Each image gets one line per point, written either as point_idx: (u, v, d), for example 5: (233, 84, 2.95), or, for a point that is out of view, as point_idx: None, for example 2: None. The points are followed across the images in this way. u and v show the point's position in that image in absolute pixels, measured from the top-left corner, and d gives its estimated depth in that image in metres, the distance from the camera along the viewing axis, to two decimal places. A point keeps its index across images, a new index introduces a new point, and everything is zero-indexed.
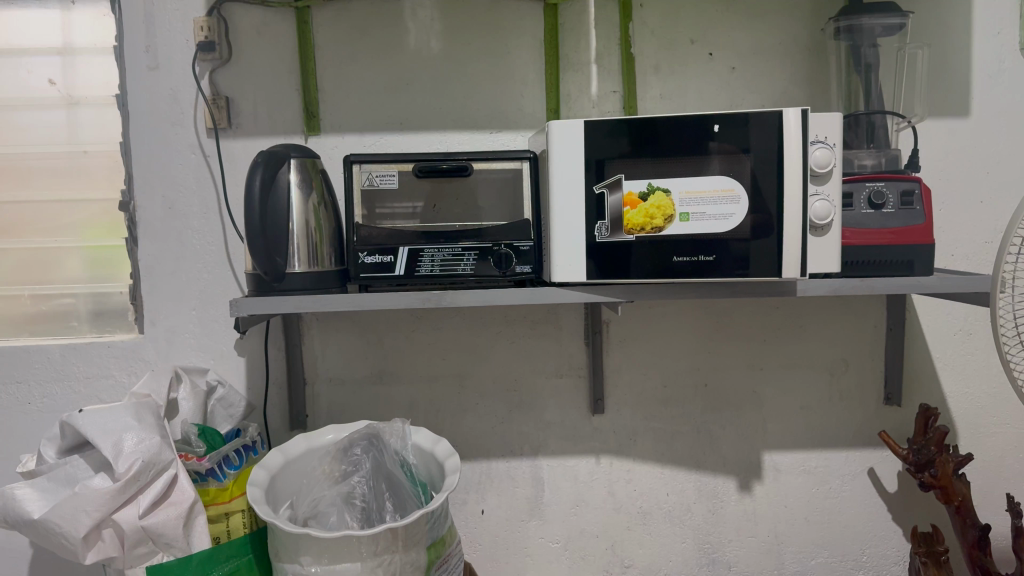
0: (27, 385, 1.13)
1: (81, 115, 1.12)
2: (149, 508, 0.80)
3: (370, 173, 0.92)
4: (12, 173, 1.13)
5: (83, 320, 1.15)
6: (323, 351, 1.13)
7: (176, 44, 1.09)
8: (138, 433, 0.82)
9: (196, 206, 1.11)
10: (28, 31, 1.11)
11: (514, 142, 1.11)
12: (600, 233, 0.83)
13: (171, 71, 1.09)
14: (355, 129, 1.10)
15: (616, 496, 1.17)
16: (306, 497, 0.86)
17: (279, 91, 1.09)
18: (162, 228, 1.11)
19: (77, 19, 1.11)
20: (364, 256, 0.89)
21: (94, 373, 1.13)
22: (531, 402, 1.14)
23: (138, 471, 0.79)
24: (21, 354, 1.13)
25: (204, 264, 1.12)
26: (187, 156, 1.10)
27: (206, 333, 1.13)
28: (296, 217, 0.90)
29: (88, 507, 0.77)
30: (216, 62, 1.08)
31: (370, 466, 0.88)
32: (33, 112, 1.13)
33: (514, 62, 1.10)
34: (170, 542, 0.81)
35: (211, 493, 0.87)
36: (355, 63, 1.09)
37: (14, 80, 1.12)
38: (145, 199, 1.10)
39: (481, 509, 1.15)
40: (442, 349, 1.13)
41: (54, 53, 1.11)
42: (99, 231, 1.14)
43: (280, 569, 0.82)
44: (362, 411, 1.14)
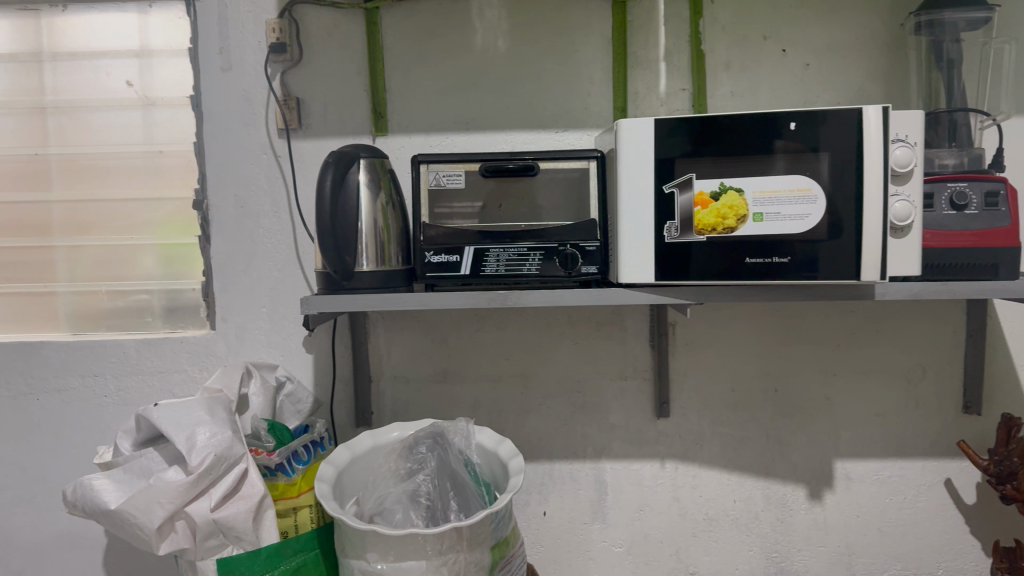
0: (103, 378, 1.17)
1: (157, 116, 1.16)
2: (220, 501, 0.81)
3: (437, 173, 0.92)
4: (93, 173, 1.18)
5: (156, 315, 1.18)
6: (388, 349, 1.14)
7: (249, 46, 1.11)
8: (210, 427, 0.83)
9: (267, 205, 1.13)
10: (108, 35, 1.16)
11: (580, 141, 1.09)
12: (669, 234, 0.82)
13: (244, 72, 1.11)
14: (423, 129, 1.10)
15: (682, 501, 1.15)
16: (372, 494, 0.87)
17: (348, 91, 1.10)
18: (234, 227, 1.13)
19: (153, 22, 1.15)
20: (431, 255, 0.90)
21: (167, 367, 1.16)
22: (596, 404, 1.13)
23: (210, 465, 0.80)
24: (99, 348, 1.16)
25: (273, 262, 1.13)
26: (259, 156, 1.12)
27: (276, 330, 1.14)
28: (365, 216, 0.91)
29: (162, 499, 0.78)
30: (287, 64, 1.10)
31: (435, 465, 0.88)
32: (111, 114, 1.17)
33: (581, 60, 1.08)
34: (240, 535, 0.82)
35: (280, 487, 0.88)
36: (423, 63, 1.09)
37: (95, 83, 1.17)
38: (218, 199, 1.13)
39: (544, 511, 1.15)
40: (506, 349, 1.13)
41: (131, 55, 1.15)
42: (172, 228, 1.17)
43: (347, 565, 0.82)
44: (427, 410, 1.14)
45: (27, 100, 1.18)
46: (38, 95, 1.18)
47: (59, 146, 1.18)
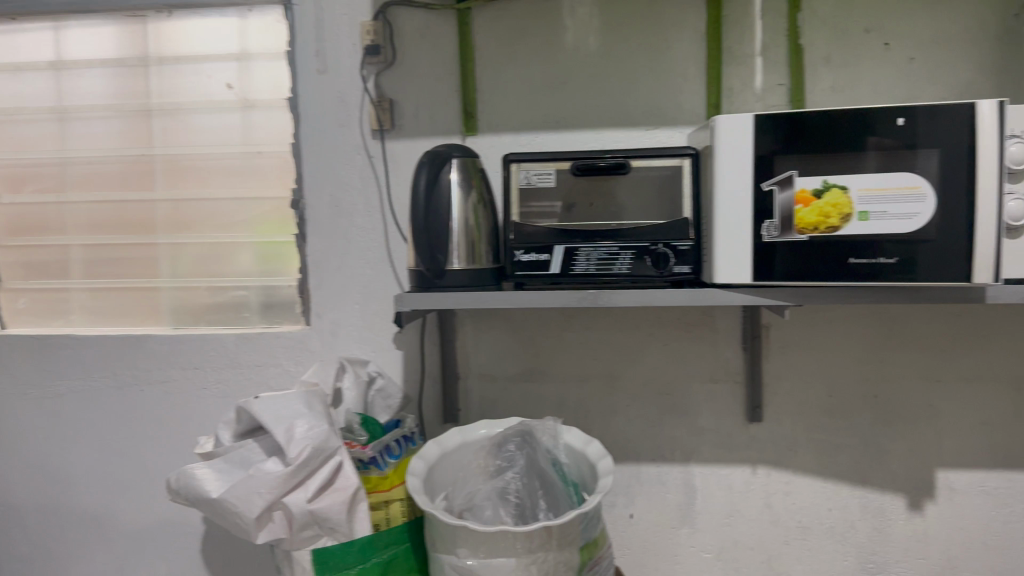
0: (203, 371, 1.21)
1: (256, 119, 1.22)
2: (317, 493, 0.83)
3: (527, 172, 0.92)
4: (196, 174, 1.24)
5: (253, 311, 1.24)
6: (476, 346, 1.15)
7: (344, 48, 1.13)
8: (308, 420, 0.85)
9: (360, 204, 1.15)
10: (210, 40, 1.22)
11: (671, 139, 1.08)
12: (768, 233, 0.80)
13: (339, 74, 1.14)
14: (513, 129, 1.11)
15: (774, 508, 1.12)
16: (462, 490, 0.88)
17: (439, 92, 1.12)
18: (328, 225, 1.16)
19: (252, 26, 1.21)
20: (521, 253, 0.90)
21: (264, 361, 1.20)
22: (686, 406, 1.11)
23: (307, 457, 0.82)
24: (200, 342, 1.20)
25: (365, 260, 1.16)
26: (353, 157, 1.15)
27: (367, 327, 1.17)
28: (457, 215, 0.91)
29: (261, 489, 0.80)
30: (381, 66, 1.12)
31: (524, 463, 0.87)
32: (213, 117, 1.23)
33: (674, 56, 1.07)
34: (335, 527, 0.84)
35: (373, 480, 0.90)
36: (514, 63, 1.10)
37: (197, 86, 1.23)
38: (314, 198, 1.16)
39: (630, 513, 1.14)
40: (594, 349, 1.12)
41: (231, 59, 1.22)
42: (270, 227, 1.23)
43: (437, 560, 0.83)
44: (514, 409, 1.14)
45: (135, 103, 1.25)
46: (145, 98, 1.25)
47: (164, 146, 1.25)
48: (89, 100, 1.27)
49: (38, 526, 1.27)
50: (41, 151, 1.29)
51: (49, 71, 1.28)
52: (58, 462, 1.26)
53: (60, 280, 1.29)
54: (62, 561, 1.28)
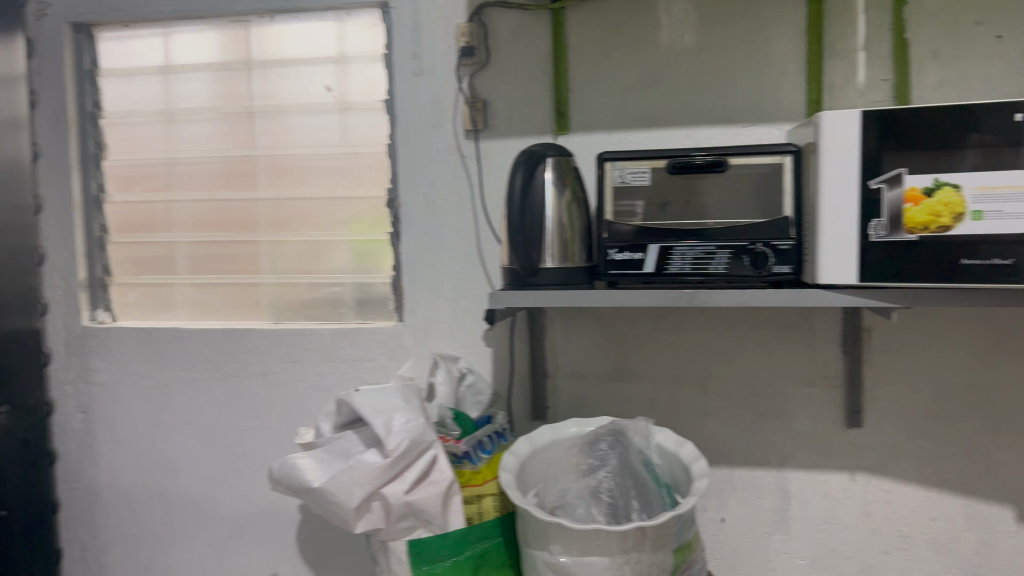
0: (301, 364, 1.25)
1: (353, 120, 1.26)
2: (413, 485, 0.85)
3: (623, 170, 0.92)
4: (296, 173, 1.29)
5: (349, 307, 1.28)
6: (565, 345, 1.15)
7: (440, 50, 1.15)
8: (406, 413, 0.87)
9: (453, 203, 1.17)
10: (309, 44, 1.26)
11: (769, 136, 1.06)
12: (875, 232, 0.78)
13: (434, 75, 1.16)
14: (606, 127, 1.11)
15: (873, 516, 1.09)
16: (553, 487, 0.88)
17: (533, 91, 1.13)
18: (423, 224, 1.18)
19: (351, 30, 1.24)
20: (615, 252, 0.90)
21: (359, 356, 1.23)
22: (781, 409, 1.09)
23: (405, 450, 0.84)
24: (298, 336, 1.24)
25: (456, 257, 1.17)
26: (447, 156, 1.16)
27: (458, 323, 1.18)
28: (551, 214, 0.91)
29: (361, 480, 0.83)
30: (476, 66, 1.14)
31: (616, 462, 0.87)
32: (311, 118, 1.28)
33: (773, 52, 1.05)
34: (430, 519, 0.85)
35: (466, 474, 0.91)
36: (608, 61, 1.10)
37: (297, 88, 1.28)
38: (408, 197, 1.18)
39: (722, 517, 1.12)
40: (686, 350, 1.11)
41: (329, 62, 1.26)
42: (366, 225, 1.27)
43: (529, 555, 0.84)
44: (604, 409, 1.14)
45: (238, 106, 1.31)
46: (247, 101, 1.30)
47: (266, 147, 1.30)
48: (195, 103, 1.33)
49: (144, 510, 1.34)
50: (150, 152, 1.35)
51: (158, 75, 1.34)
52: (164, 450, 1.31)
53: (166, 275, 1.36)
54: (166, 544, 1.33)
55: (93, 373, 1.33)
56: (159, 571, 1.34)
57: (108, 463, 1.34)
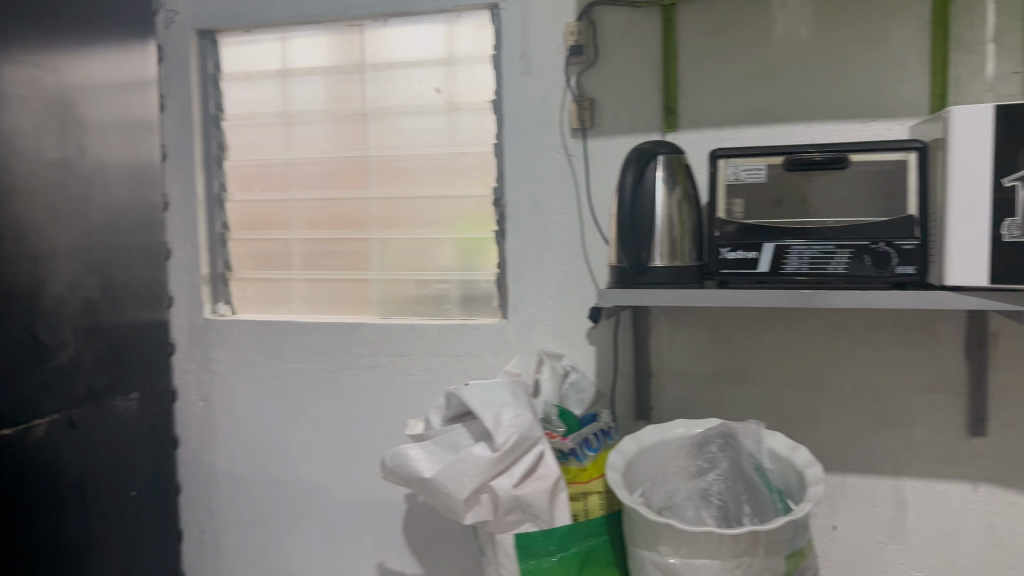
0: (409, 358, 1.28)
1: (461, 121, 1.28)
2: (521, 479, 0.86)
3: (736, 168, 0.90)
4: (406, 173, 1.33)
5: (454, 304, 1.31)
6: (670, 346, 1.14)
7: (549, 50, 1.16)
8: (514, 408, 0.88)
9: (559, 202, 1.17)
10: (419, 47, 1.30)
11: (889, 132, 1.02)
12: (1008, 232, 0.74)
13: (542, 75, 1.17)
14: (715, 124, 1.09)
15: (998, 530, 1.04)
16: (661, 487, 0.88)
17: (641, 89, 1.12)
18: (529, 223, 1.19)
19: (461, 32, 1.27)
20: (726, 251, 0.89)
21: (464, 351, 1.25)
22: (898, 416, 1.05)
23: (513, 444, 0.85)
24: (406, 331, 1.28)
25: (561, 256, 1.18)
26: (553, 155, 1.17)
27: (563, 322, 1.19)
28: (660, 212, 0.91)
29: (471, 472, 0.85)
30: (584, 65, 1.14)
31: (727, 466, 0.86)
32: (421, 119, 1.31)
33: (895, 46, 1.01)
34: (537, 514, 0.86)
35: (573, 471, 0.92)
36: (719, 57, 1.08)
37: (409, 90, 1.31)
38: (515, 196, 1.20)
39: (834, 525, 1.09)
40: (797, 352, 1.09)
41: (439, 65, 1.29)
42: (472, 223, 1.29)
43: (637, 554, 0.83)
44: (710, 410, 1.13)
45: (353, 108, 1.35)
46: (360, 103, 1.35)
47: (378, 148, 1.34)
48: (311, 106, 1.38)
49: (259, 496, 1.40)
50: (269, 153, 1.41)
51: (276, 79, 1.40)
52: (277, 438, 1.37)
53: (282, 271, 1.42)
54: (279, 529, 1.39)
55: (213, 363, 1.39)
56: (272, 554, 1.40)
57: (226, 448, 1.40)
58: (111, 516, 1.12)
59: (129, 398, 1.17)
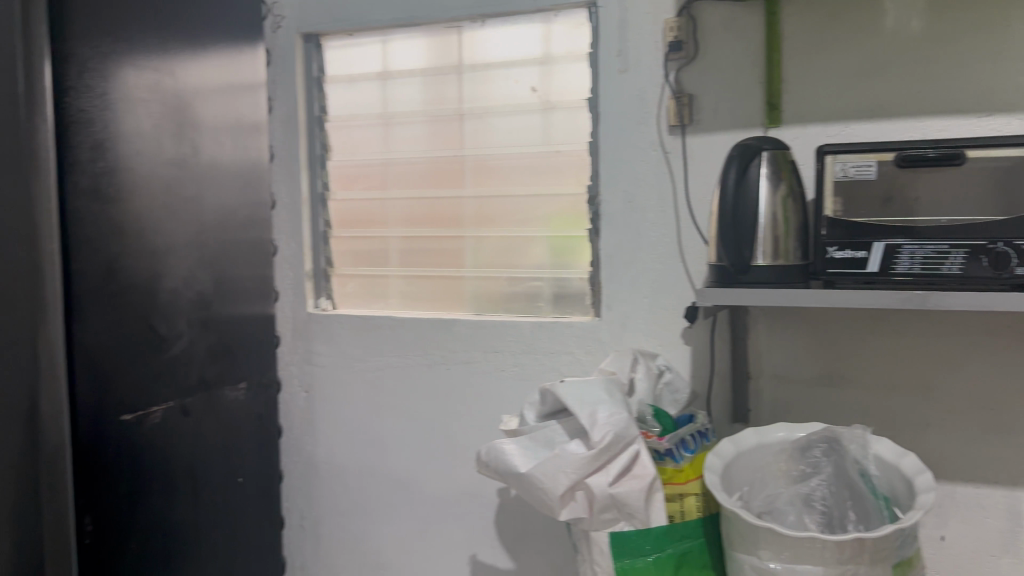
0: (502, 355, 1.29)
1: (556, 119, 1.29)
2: (617, 478, 0.85)
3: (845, 164, 0.89)
4: (501, 172, 1.34)
5: (547, 302, 1.32)
6: (769, 347, 1.11)
7: (647, 47, 1.15)
8: (610, 407, 0.88)
9: (655, 200, 1.17)
10: (515, 46, 1.31)
11: (1007, 127, 0.97)
12: None
13: (641, 72, 1.16)
14: (820, 120, 1.06)
15: None
16: (761, 491, 0.87)
17: (742, 85, 1.10)
18: (624, 221, 1.19)
19: (557, 31, 1.27)
20: (833, 250, 0.88)
21: (557, 349, 1.25)
22: (1014, 425, 1.00)
23: (609, 443, 0.84)
24: (500, 327, 1.29)
25: (657, 254, 1.17)
26: (650, 153, 1.16)
27: (658, 321, 1.18)
28: (763, 209, 0.89)
29: (566, 469, 0.85)
30: (683, 61, 1.13)
31: (831, 471, 0.85)
32: (517, 118, 1.32)
33: (1015, 35, 0.96)
34: (632, 513, 0.86)
35: (669, 471, 0.91)
36: (825, 51, 1.05)
37: (505, 89, 1.33)
38: (610, 194, 1.19)
39: (942, 536, 1.04)
40: (904, 356, 1.05)
41: (536, 64, 1.30)
42: (566, 221, 1.29)
43: (736, 558, 0.82)
44: (810, 414, 1.10)
45: (450, 108, 1.38)
46: (458, 104, 1.37)
47: (474, 148, 1.36)
48: (409, 107, 1.41)
49: (356, 485, 1.44)
50: (369, 153, 1.45)
51: (377, 80, 1.43)
52: (374, 430, 1.41)
53: (381, 267, 1.45)
54: (375, 519, 1.43)
55: (314, 356, 1.44)
56: (368, 542, 1.44)
57: (325, 438, 1.45)
58: (219, 500, 1.17)
59: (237, 387, 1.22)
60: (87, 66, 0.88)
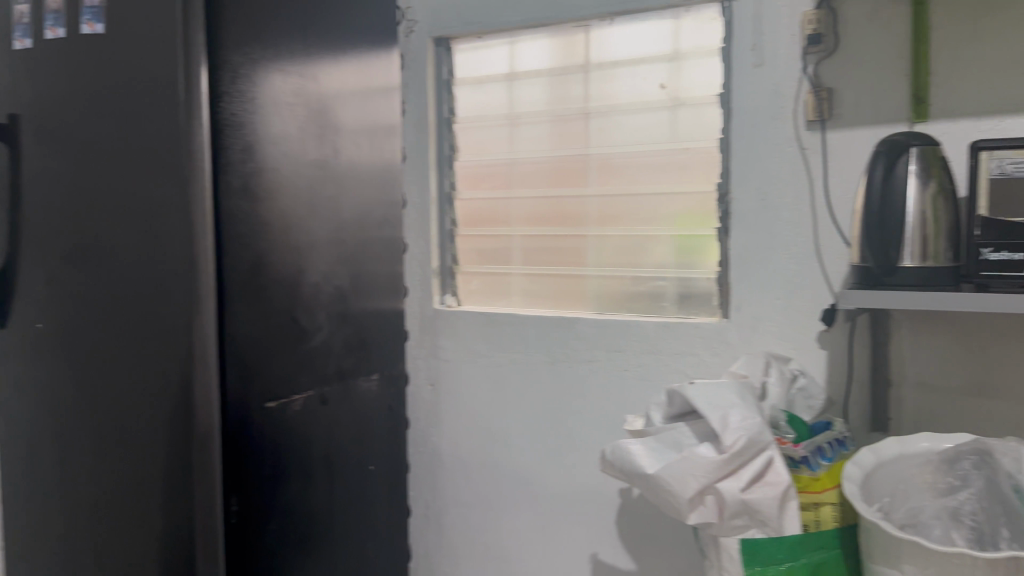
0: (625, 354, 1.28)
1: (684, 116, 1.27)
2: (749, 483, 0.83)
3: (1000, 161, 0.83)
4: (627, 171, 1.33)
5: (672, 302, 1.30)
6: (913, 354, 1.06)
7: (783, 40, 1.12)
8: (743, 410, 0.86)
9: (789, 197, 1.13)
10: (644, 44, 1.30)
11: None
12: None
13: (775, 67, 1.13)
14: (974, 112, 1.00)
15: None
16: (905, 503, 0.84)
17: (886, 78, 1.05)
18: (756, 219, 1.16)
19: (686, 26, 1.25)
20: (988, 252, 0.83)
21: (682, 350, 1.23)
22: None
23: (742, 448, 0.82)
24: (624, 326, 1.28)
25: (790, 255, 1.13)
26: (785, 149, 1.13)
27: (790, 323, 1.14)
28: (911, 208, 0.85)
29: (696, 472, 0.82)
30: (822, 54, 1.09)
31: (981, 484, 0.82)
32: (643, 115, 1.31)
33: None
34: (766, 520, 0.83)
35: (804, 480, 0.89)
36: (979, 40, 0.99)
37: (634, 87, 1.32)
38: (742, 192, 1.17)
39: None
40: None
41: (665, 60, 1.28)
42: (693, 221, 1.27)
43: (875, 572, 0.79)
44: (957, 425, 1.04)
45: (576, 107, 1.38)
46: (584, 102, 1.37)
47: (599, 146, 1.36)
48: (535, 107, 1.42)
49: (478, 479, 1.46)
50: (495, 153, 1.47)
51: (504, 81, 1.45)
52: (497, 425, 1.42)
53: (504, 266, 1.47)
54: (496, 513, 1.45)
55: (440, 351, 1.48)
56: (489, 536, 1.46)
57: (450, 432, 1.48)
58: (351, 485, 1.22)
59: (369, 378, 1.27)
60: (239, 72, 0.93)
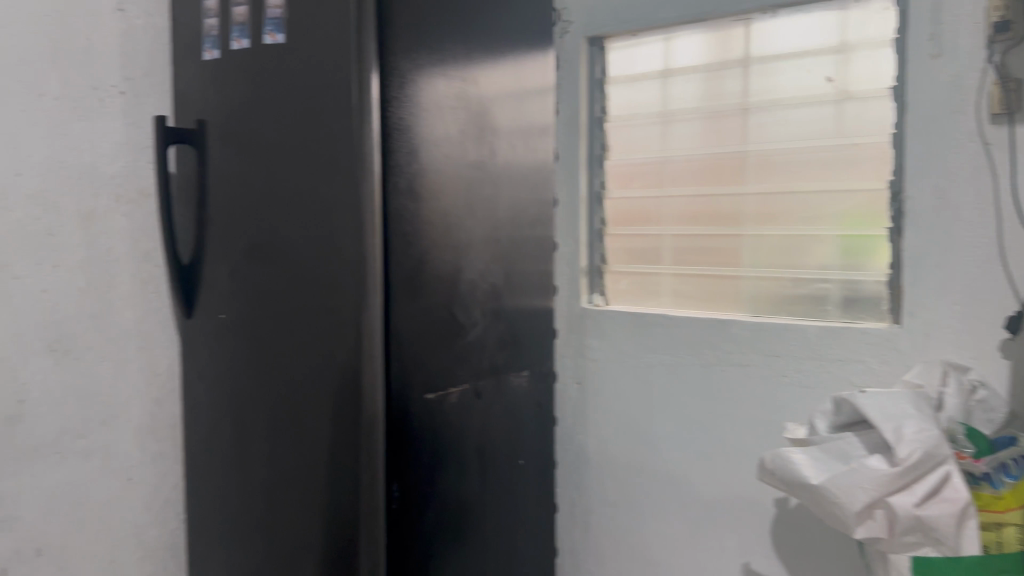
0: (784, 359, 1.24)
1: (852, 111, 1.21)
2: (924, 499, 0.78)
3: None
4: (788, 169, 1.29)
5: (834, 305, 1.24)
6: None
7: (964, 28, 1.05)
8: (918, 422, 0.82)
9: (970, 196, 1.06)
10: (807, 36, 1.25)
11: None
12: None
13: (955, 57, 1.06)
14: None
15: None
16: None
17: None
18: (930, 220, 1.09)
19: (856, 16, 1.20)
20: None
21: (847, 356, 1.18)
22: None
23: (917, 461, 0.78)
24: (783, 330, 1.24)
25: (969, 258, 1.07)
26: (965, 145, 1.06)
27: (967, 330, 1.07)
28: None
29: (866, 484, 0.79)
30: (1010, 43, 1.01)
31: None
32: (807, 110, 1.26)
33: None
34: (940, 539, 0.78)
35: (986, 498, 0.83)
36: None
37: (797, 80, 1.27)
38: (915, 190, 1.10)
39: None
40: None
41: (832, 52, 1.23)
42: (859, 221, 1.22)
43: None
44: None
45: (734, 103, 1.34)
46: (742, 98, 1.33)
47: (757, 143, 1.32)
48: (690, 104, 1.40)
49: (627, 480, 1.45)
50: (648, 152, 1.46)
51: (659, 79, 1.43)
52: (647, 427, 1.41)
53: (653, 265, 1.46)
54: (645, 515, 1.44)
55: (589, 350, 1.48)
56: (637, 537, 1.45)
57: (599, 431, 1.49)
58: (502, 480, 1.25)
59: (521, 375, 1.29)
60: (408, 77, 0.97)
